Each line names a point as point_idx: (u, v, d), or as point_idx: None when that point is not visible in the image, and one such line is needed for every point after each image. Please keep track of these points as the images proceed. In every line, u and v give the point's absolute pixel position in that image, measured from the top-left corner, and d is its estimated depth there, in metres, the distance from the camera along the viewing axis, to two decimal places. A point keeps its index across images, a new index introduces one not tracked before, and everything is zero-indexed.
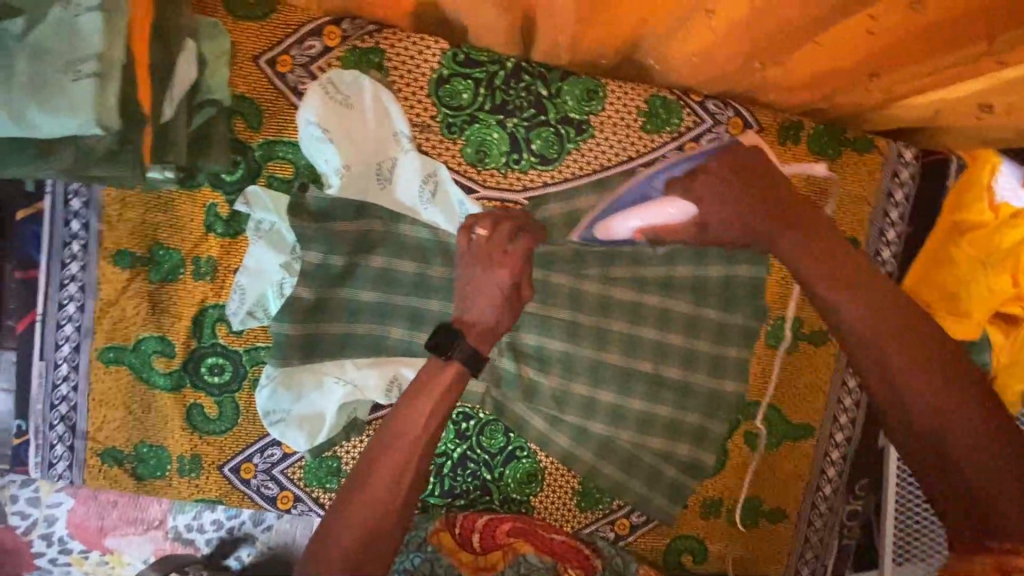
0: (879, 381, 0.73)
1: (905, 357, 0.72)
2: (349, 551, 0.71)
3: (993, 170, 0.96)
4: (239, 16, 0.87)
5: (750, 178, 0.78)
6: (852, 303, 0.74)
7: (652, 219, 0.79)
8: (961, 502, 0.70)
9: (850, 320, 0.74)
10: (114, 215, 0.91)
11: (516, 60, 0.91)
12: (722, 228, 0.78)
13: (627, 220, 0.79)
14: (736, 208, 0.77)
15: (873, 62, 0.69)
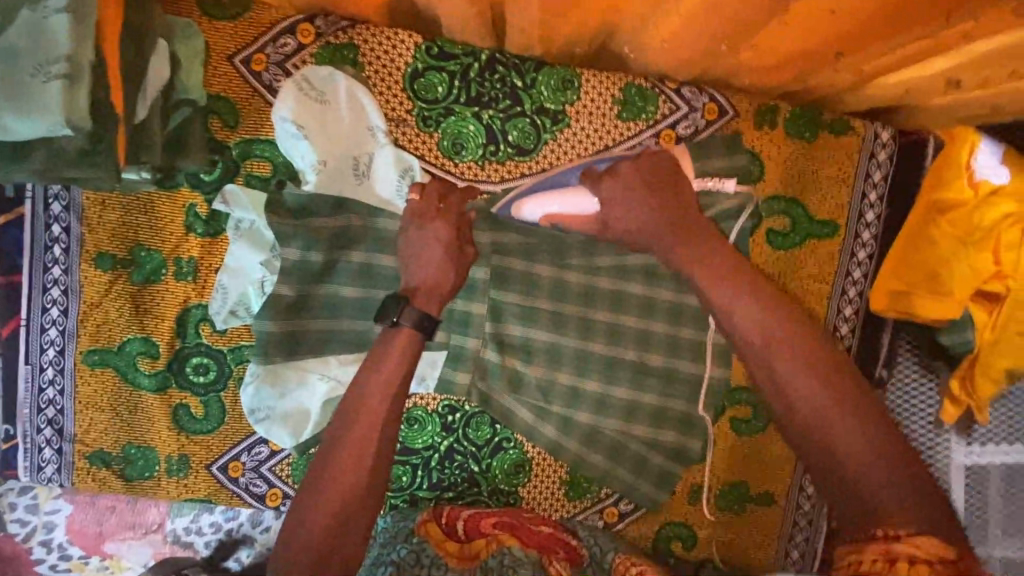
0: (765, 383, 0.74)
1: (784, 354, 0.73)
2: (316, 549, 0.71)
3: (973, 148, 0.94)
4: (211, 15, 0.87)
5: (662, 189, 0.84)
6: (744, 306, 0.77)
7: (563, 206, 0.86)
8: (850, 493, 0.66)
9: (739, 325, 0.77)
10: (95, 218, 0.91)
11: (489, 52, 0.91)
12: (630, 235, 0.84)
13: (539, 204, 0.87)
14: (654, 215, 0.83)
15: (840, 42, 0.69)
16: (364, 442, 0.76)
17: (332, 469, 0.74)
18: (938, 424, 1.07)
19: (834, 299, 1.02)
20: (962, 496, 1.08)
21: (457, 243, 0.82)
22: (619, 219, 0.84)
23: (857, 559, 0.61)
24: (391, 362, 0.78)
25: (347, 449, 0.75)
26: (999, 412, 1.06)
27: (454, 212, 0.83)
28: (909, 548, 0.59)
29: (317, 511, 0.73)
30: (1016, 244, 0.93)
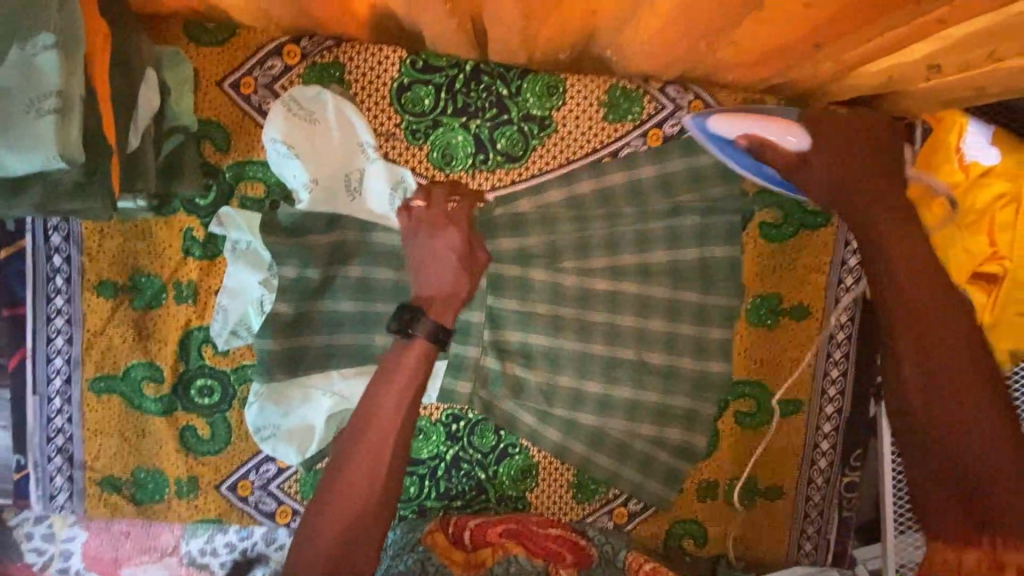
0: (908, 376, 0.81)
1: (940, 361, 0.79)
2: (326, 563, 0.73)
3: (961, 131, 0.96)
4: (198, 42, 0.88)
5: (857, 152, 0.82)
6: (901, 297, 0.81)
7: (769, 132, 0.83)
8: (956, 487, 0.77)
9: (896, 321, 0.81)
10: (93, 247, 0.93)
11: (474, 62, 0.92)
12: (811, 182, 0.84)
13: (738, 126, 0.84)
14: (835, 172, 0.83)
15: (817, 34, 0.70)
16: (377, 453, 0.77)
17: (342, 480, 0.76)
18: None
19: (831, 289, 1.01)
20: None
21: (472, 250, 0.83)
22: (814, 165, 0.83)
23: (962, 557, 0.76)
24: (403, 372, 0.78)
25: (356, 460, 0.76)
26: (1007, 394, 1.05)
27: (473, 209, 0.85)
28: (1010, 557, 0.72)
29: (331, 521, 0.74)
30: (1010, 224, 0.93)
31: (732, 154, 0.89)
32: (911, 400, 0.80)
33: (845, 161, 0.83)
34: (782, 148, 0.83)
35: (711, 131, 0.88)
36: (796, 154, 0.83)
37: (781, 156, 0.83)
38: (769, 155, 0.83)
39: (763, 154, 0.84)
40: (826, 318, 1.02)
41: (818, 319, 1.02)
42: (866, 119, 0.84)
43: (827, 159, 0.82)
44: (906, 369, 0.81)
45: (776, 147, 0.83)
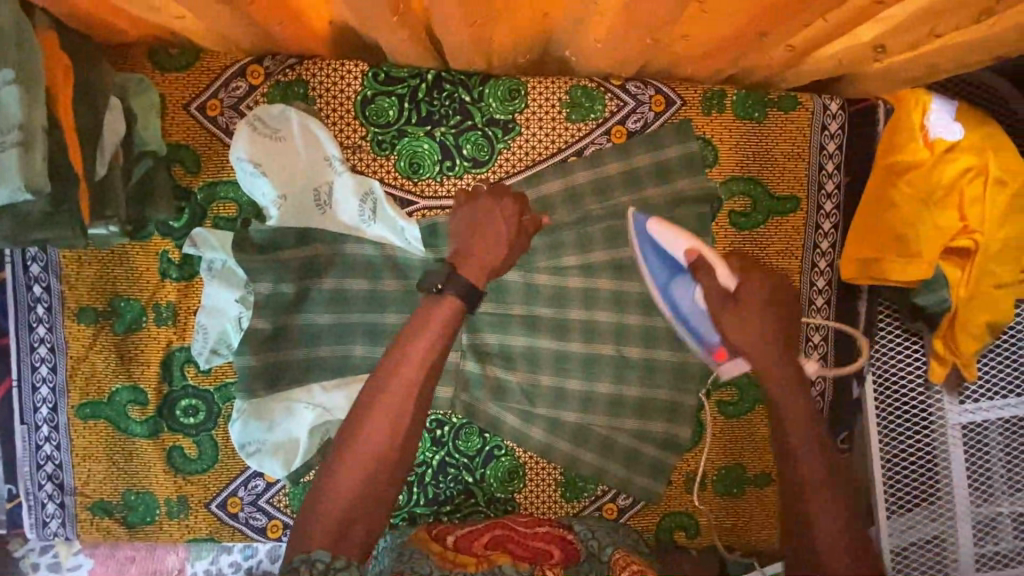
0: (797, 457, 0.75)
1: (799, 426, 0.76)
2: (333, 524, 0.70)
3: (925, 108, 0.98)
4: (164, 68, 0.90)
5: (775, 311, 0.82)
6: (795, 397, 0.78)
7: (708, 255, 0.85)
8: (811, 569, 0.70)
9: (790, 410, 0.77)
10: (72, 275, 0.94)
11: (435, 71, 0.93)
12: (731, 329, 0.82)
13: (675, 242, 0.87)
14: (755, 317, 0.81)
15: (761, 23, 0.71)
16: (393, 421, 0.74)
17: (350, 448, 0.73)
18: (927, 384, 1.06)
19: (805, 273, 1.02)
20: (962, 456, 1.05)
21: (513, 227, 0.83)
22: (739, 313, 0.82)
23: None
24: (421, 342, 0.76)
25: (374, 423, 0.74)
26: (989, 365, 1.06)
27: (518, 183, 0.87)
28: None
29: (344, 480, 0.72)
30: (977, 197, 0.98)
31: (658, 263, 0.89)
32: (798, 477, 0.74)
33: (758, 317, 0.81)
34: (716, 278, 0.83)
35: (648, 236, 0.89)
36: (724, 290, 0.83)
37: (710, 288, 0.83)
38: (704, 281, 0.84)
39: (697, 278, 0.85)
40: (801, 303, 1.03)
41: None
42: (786, 284, 0.85)
43: (753, 307, 0.82)
44: (798, 455, 0.75)
45: (711, 275, 0.84)
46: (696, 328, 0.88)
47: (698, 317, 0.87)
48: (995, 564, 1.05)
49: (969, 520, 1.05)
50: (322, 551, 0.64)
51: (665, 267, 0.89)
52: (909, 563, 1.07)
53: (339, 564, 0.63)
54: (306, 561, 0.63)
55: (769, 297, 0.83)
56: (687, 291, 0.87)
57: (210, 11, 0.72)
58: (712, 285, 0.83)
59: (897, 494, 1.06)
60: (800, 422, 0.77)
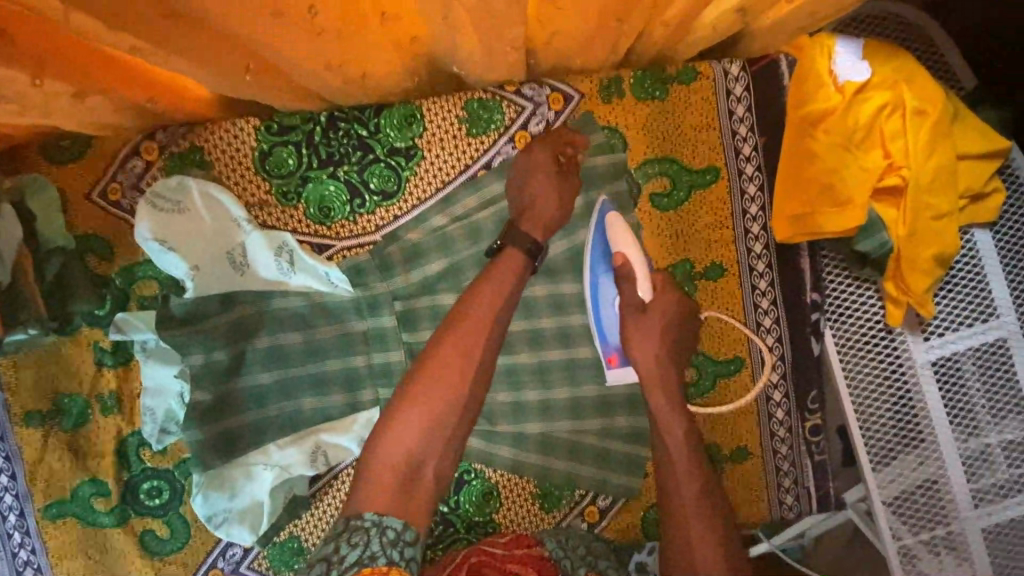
0: (679, 470, 0.86)
1: (672, 408, 0.88)
2: (391, 488, 0.72)
3: (830, 51, 0.96)
4: (60, 163, 0.90)
5: (669, 338, 0.90)
6: (686, 463, 0.86)
7: (638, 263, 0.88)
8: (678, 538, 0.82)
9: (685, 482, 0.85)
10: (13, 381, 0.95)
11: (327, 112, 0.92)
12: (637, 327, 0.89)
13: (623, 240, 0.89)
14: (653, 370, 0.89)
15: (615, 8, 0.71)
16: (452, 383, 0.77)
17: (393, 429, 0.74)
18: (887, 328, 1.03)
19: (739, 240, 1.00)
20: (938, 394, 1.02)
21: (548, 211, 0.87)
22: (649, 318, 0.89)
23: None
24: (467, 327, 0.79)
25: (420, 391, 0.76)
26: (948, 295, 1.03)
27: (552, 142, 0.92)
28: None
29: (392, 445, 0.74)
30: (897, 133, 0.96)
31: (598, 255, 0.91)
32: (680, 496, 0.84)
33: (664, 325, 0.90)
34: (637, 290, 0.88)
35: (603, 229, 0.91)
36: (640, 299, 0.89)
37: (627, 297, 0.89)
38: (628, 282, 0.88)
39: (619, 286, 0.90)
40: (742, 271, 1.01)
41: (735, 274, 1.01)
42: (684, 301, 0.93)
43: (656, 333, 0.89)
44: (691, 524, 0.82)
45: (632, 287, 0.88)
46: (604, 331, 0.93)
47: (610, 320, 0.93)
48: (994, 496, 1.01)
49: (956, 456, 1.02)
50: (394, 519, 0.69)
51: (603, 263, 0.91)
52: (905, 511, 1.04)
53: (407, 537, 0.69)
54: (378, 526, 0.68)
55: (671, 309, 0.91)
56: (611, 293, 0.92)
57: (79, 106, 0.73)
58: (630, 292, 0.89)
59: (879, 444, 1.04)
60: (670, 415, 0.88)
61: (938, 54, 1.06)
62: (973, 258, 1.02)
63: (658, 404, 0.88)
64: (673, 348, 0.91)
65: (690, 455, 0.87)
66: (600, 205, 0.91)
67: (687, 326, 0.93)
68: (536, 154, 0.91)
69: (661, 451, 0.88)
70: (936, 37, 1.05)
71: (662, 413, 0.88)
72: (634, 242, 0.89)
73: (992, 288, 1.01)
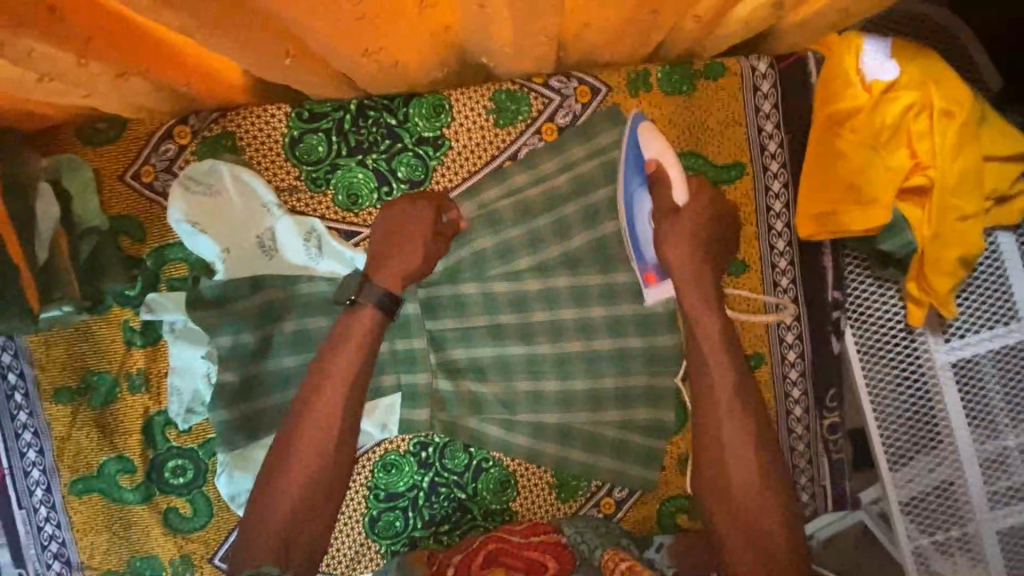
0: (711, 374, 0.93)
1: (705, 309, 0.93)
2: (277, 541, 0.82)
3: (857, 50, 0.96)
4: (94, 145, 0.92)
5: (705, 237, 0.92)
6: (720, 367, 0.93)
7: (673, 171, 0.90)
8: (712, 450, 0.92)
9: (720, 387, 0.93)
10: (44, 358, 0.97)
11: (357, 100, 0.93)
12: (676, 232, 0.91)
13: (658, 150, 0.90)
14: (688, 272, 0.92)
15: (649, 3, 0.72)
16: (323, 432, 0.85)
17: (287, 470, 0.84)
18: (908, 329, 1.03)
19: (763, 237, 1.00)
20: (957, 395, 1.02)
21: (411, 264, 0.88)
22: (688, 218, 0.91)
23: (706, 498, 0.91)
24: (327, 398, 0.86)
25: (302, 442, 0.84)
26: (970, 297, 1.03)
27: (434, 194, 0.91)
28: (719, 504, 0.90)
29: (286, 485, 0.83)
30: (924, 133, 0.96)
31: (631, 166, 0.91)
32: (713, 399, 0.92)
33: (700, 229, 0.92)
34: (675, 194, 0.91)
35: (636, 139, 0.91)
36: (676, 202, 0.91)
37: (662, 202, 0.91)
38: (665, 187, 0.91)
39: (654, 195, 0.92)
40: (765, 267, 1.01)
41: (757, 270, 1.01)
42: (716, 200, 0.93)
43: (692, 235, 0.91)
44: (724, 429, 0.92)
45: (668, 192, 0.91)
46: (640, 243, 0.94)
47: (642, 230, 0.94)
48: (1010, 499, 1.02)
49: (974, 458, 1.02)
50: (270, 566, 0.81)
51: (636, 173, 0.92)
52: (921, 511, 1.04)
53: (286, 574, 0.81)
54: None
55: (705, 214, 0.92)
56: (641, 202, 0.93)
57: (119, 88, 0.75)
58: (667, 195, 0.90)
59: (898, 443, 1.04)
60: (703, 314, 0.93)
61: (967, 56, 1.06)
62: (996, 261, 1.02)
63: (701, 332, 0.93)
64: (709, 245, 0.93)
65: (725, 361, 0.93)
66: (634, 115, 0.91)
67: (720, 225, 0.94)
68: (418, 205, 0.89)
69: (694, 349, 0.94)
70: (964, 39, 1.05)
71: (694, 309, 0.93)
72: (666, 148, 0.90)
73: (1014, 291, 1.01)
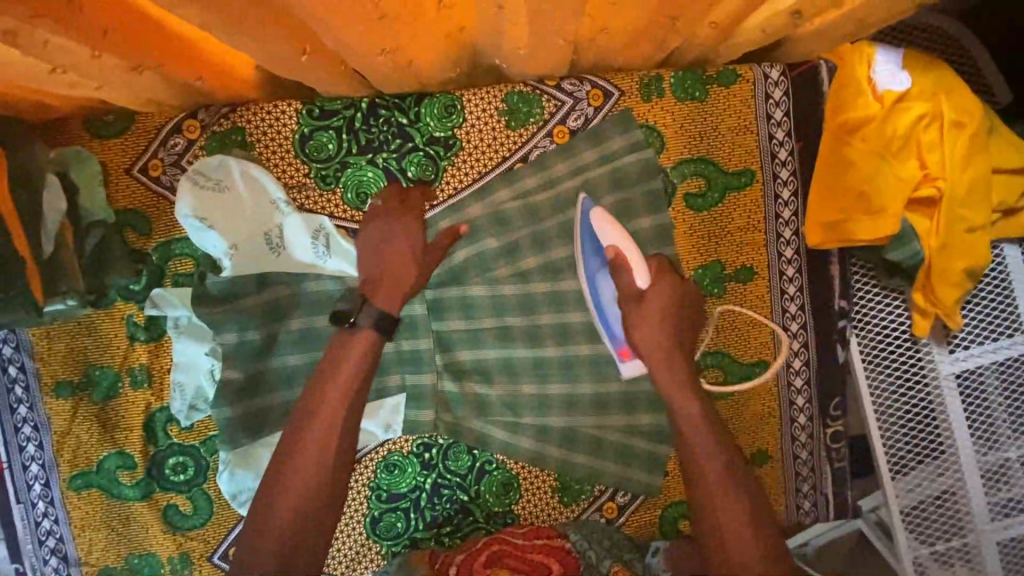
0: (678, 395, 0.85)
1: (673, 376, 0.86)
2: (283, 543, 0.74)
3: (869, 60, 0.97)
4: (102, 137, 0.91)
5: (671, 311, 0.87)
6: (686, 387, 0.86)
7: (630, 254, 0.86)
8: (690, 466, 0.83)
9: (690, 408, 0.85)
10: (45, 351, 0.96)
11: (368, 99, 0.93)
12: (642, 310, 0.86)
13: (612, 235, 0.87)
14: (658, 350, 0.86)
15: (668, 8, 0.72)
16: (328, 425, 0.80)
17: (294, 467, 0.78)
18: (913, 339, 1.03)
19: (772, 244, 1.01)
20: (960, 406, 1.02)
21: (405, 278, 0.85)
22: (653, 294, 0.86)
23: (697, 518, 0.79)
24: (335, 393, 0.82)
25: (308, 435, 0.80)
26: (976, 309, 1.03)
27: (417, 210, 0.90)
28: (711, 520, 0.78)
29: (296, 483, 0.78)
30: (934, 144, 0.96)
31: (590, 251, 0.91)
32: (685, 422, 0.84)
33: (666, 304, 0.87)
34: (632, 279, 0.86)
35: (589, 224, 0.90)
36: (636, 288, 0.86)
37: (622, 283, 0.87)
38: (626, 272, 0.87)
39: (615, 277, 0.88)
40: (772, 275, 1.01)
41: (765, 277, 1.01)
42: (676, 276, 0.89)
43: (657, 312, 0.86)
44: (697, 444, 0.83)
45: (628, 276, 0.86)
46: (610, 324, 0.91)
47: (611, 314, 0.91)
48: (1010, 510, 1.02)
49: (975, 469, 1.02)
50: None
51: (595, 256, 0.90)
52: (922, 521, 1.04)
53: None
54: None
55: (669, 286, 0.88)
56: (606, 285, 0.91)
57: (132, 80, 0.74)
58: (626, 282, 0.86)
59: (901, 453, 1.04)
60: (672, 382, 0.86)
61: (977, 68, 1.06)
62: (1002, 273, 1.02)
63: (677, 401, 0.85)
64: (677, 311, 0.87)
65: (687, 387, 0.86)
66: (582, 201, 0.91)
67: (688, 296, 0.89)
68: (403, 218, 0.88)
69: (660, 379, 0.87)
70: (974, 51, 1.06)
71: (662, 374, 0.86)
72: (621, 235, 0.87)
73: (1018, 303, 1.01)
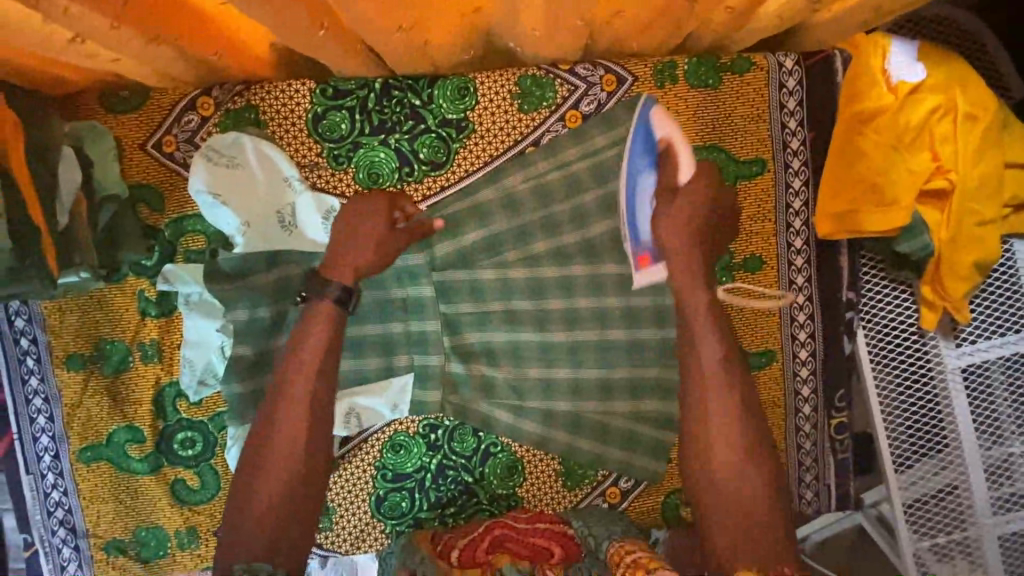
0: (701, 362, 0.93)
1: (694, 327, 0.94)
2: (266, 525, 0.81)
3: (884, 51, 0.98)
4: (117, 112, 0.92)
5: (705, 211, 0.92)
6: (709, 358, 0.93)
7: (682, 150, 0.91)
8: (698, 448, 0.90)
9: (711, 385, 0.92)
10: (57, 324, 0.96)
11: (381, 79, 0.93)
12: (677, 207, 0.90)
13: (667, 131, 0.90)
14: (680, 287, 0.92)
15: None
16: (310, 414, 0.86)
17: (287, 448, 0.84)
18: (920, 333, 1.03)
19: (781, 235, 1.01)
20: (966, 401, 1.02)
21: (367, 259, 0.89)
22: (688, 199, 0.91)
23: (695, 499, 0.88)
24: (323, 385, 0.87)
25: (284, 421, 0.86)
26: (984, 304, 1.03)
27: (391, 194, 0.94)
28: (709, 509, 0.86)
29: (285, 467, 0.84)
30: (947, 136, 0.96)
31: (640, 146, 0.91)
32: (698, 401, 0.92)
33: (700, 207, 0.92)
34: (679, 172, 0.91)
35: (645, 120, 0.91)
36: (681, 178, 0.91)
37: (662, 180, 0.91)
38: (673, 166, 0.91)
39: (661, 173, 0.91)
40: (781, 265, 1.02)
41: (774, 266, 1.01)
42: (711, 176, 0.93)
43: (684, 220, 0.91)
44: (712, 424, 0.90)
45: (674, 170, 0.91)
46: (637, 224, 0.92)
47: (641, 209, 0.91)
48: (1011, 505, 1.02)
49: (979, 464, 1.02)
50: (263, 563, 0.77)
51: (643, 151, 0.91)
52: (924, 515, 1.04)
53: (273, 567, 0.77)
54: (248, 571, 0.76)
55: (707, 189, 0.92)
56: (644, 177, 0.91)
57: (149, 53, 0.74)
58: (675, 172, 0.90)
59: (905, 446, 1.04)
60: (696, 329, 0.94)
61: (992, 62, 1.06)
62: (1011, 268, 1.02)
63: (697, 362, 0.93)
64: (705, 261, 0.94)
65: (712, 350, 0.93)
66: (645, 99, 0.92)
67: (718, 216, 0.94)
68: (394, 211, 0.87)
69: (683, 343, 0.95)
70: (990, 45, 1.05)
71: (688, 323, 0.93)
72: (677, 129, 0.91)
73: None
